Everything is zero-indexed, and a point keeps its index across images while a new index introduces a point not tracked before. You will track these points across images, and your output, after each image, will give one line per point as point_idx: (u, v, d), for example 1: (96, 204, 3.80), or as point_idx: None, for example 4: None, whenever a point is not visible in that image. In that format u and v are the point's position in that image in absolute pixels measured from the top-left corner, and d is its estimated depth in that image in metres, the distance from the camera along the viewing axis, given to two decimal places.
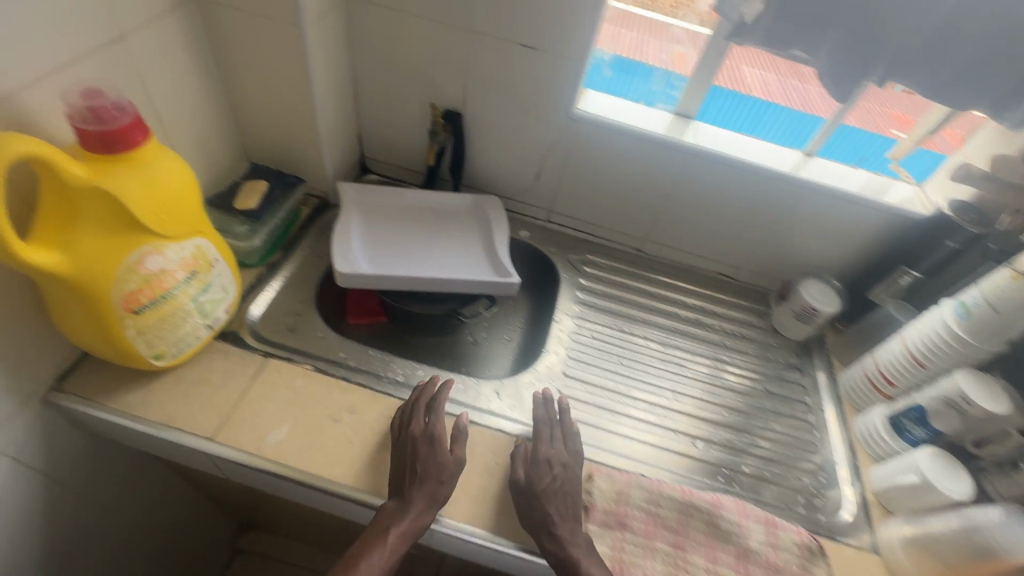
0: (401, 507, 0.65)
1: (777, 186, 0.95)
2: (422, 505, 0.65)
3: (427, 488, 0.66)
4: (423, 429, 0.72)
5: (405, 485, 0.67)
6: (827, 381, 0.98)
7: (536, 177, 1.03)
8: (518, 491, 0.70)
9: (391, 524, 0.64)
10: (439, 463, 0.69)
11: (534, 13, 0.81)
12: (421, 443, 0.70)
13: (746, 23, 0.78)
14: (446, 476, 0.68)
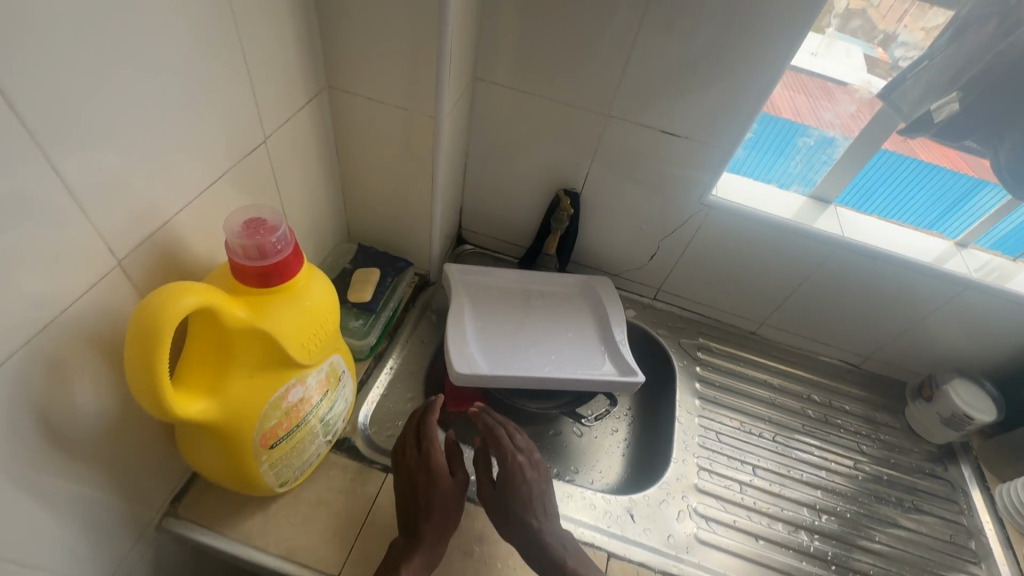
0: (410, 545, 0.60)
1: (933, 283, 0.85)
2: (429, 546, 0.61)
3: (431, 521, 0.63)
4: (418, 457, 0.68)
5: (411, 518, 0.63)
6: (981, 495, 0.88)
7: (650, 257, 0.97)
8: (487, 502, 0.67)
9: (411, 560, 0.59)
10: (443, 493, 0.65)
11: (681, 99, 0.75)
12: (420, 471, 0.67)
13: (933, 119, 0.73)
14: (451, 504, 0.65)
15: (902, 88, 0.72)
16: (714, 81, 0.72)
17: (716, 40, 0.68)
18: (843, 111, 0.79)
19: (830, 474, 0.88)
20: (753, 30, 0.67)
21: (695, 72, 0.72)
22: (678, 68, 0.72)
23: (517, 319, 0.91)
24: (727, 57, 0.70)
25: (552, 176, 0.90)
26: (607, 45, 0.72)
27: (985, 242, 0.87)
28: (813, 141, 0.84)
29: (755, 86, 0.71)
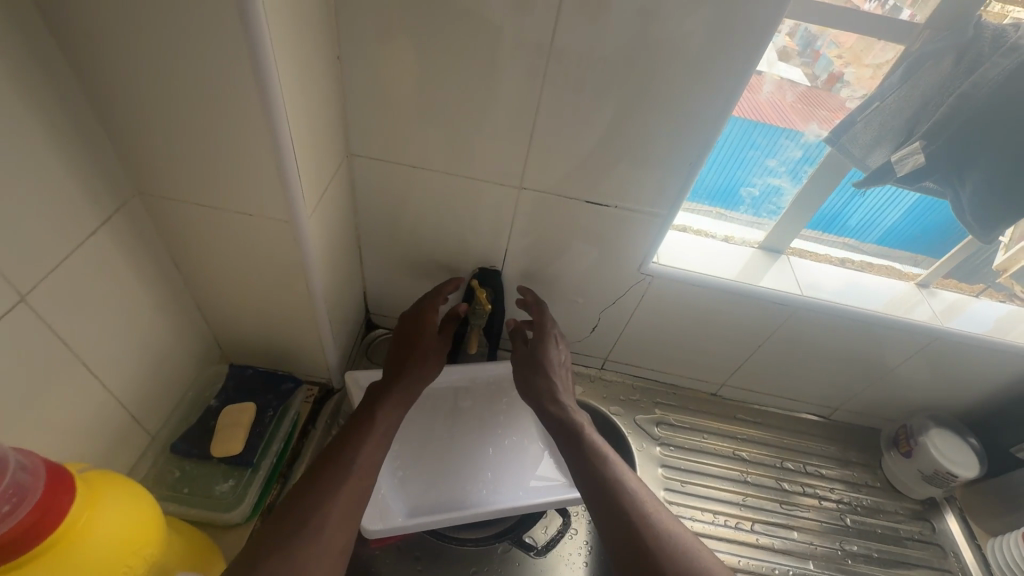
0: (371, 414, 0.62)
1: (903, 334, 0.77)
2: (384, 431, 0.61)
3: (405, 380, 0.66)
4: (414, 313, 0.73)
5: (393, 381, 0.66)
6: (973, 555, 0.80)
7: (592, 329, 0.83)
8: (519, 363, 0.73)
9: (388, 411, 0.63)
10: (426, 340, 0.70)
11: (601, 165, 0.62)
12: (411, 322, 0.72)
13: (895, 171, 0.62)
14: (429, 361, 0.69)
15: (854, 131, 0.61)
16: (636, 143, 0.60)
17: (632, 99, 0.56)
18: (788, 157, 0.68)
19: (818, 563, 0.78)
20: (674, 85, 0.54)
21: (612, 134, 0.59)
22: (592, 131, 0.59)
23: (444, 429, 0.75)
24: (648, 116, 0.57)
25: (465, 253, 0.75)
26: (502, 110, 0.58)
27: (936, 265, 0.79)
28: (758, 191, 0.73)
29: (685, 146, 0.59)
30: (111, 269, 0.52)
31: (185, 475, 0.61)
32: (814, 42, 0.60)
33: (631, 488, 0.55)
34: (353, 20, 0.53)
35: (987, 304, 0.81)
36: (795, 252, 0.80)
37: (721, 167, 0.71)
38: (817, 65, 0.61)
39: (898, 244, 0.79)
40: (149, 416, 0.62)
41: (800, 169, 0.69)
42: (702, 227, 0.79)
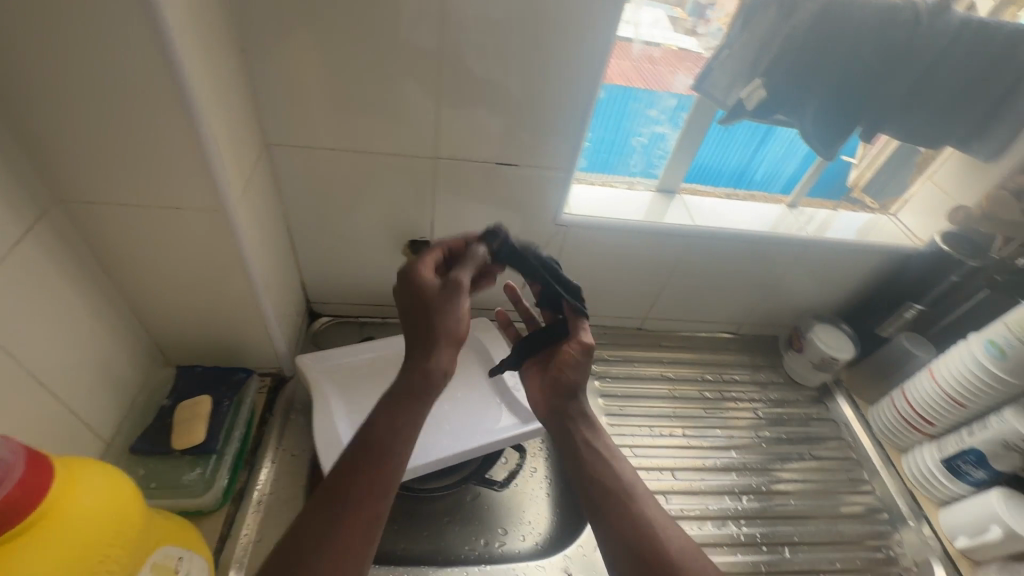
0: (378, 419, 0.50)
1: (780, 248, 0.90)
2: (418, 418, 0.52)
3: (418, 348, 0.55)
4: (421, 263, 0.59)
5: (404, 375, 0.53)
6: (859, 423, 0.96)
7: (522, 284, 0.92)
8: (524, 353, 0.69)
9: (405, 409, 0.51)
10: (431, 302, 0.56)
11: (506, 129, 0.69)
12: (418, 280, 0.58)
13: (745, 108, 0.73)
14: (445, 320, 0.55)
15: (710, 77, 0.72)
16: (532, 105, 0.67)
17: (523, 64, 0.63)
18: (665, 106, 0.78)
19: (740, 451, 0.91)
20: (556, 48, 0.62)
21: (510, 100, 0.66)
22: (491, 97, 0.66)
23: (400, 394, 0.81)
24: (540, 79, 0.64)
25: (395, 229, 0.80)
26: (408, 86, 0.64)
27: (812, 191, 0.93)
28: (646, 139, 0.83)
29: (574, 104, 0.67)
30: (43, 277, 0.52)
31: (148, 472, 0.62)
32: (704, 12, 0.73)
33: (635, 479, 0.54)
34: (249, 13, 0.56)
35: (847, 216, 0.95)
36: (686, 191, 0.92)
37: (605, 124, 0.80)
38: (710, 32, 0.73)
39: (776, 182, 0.93)
40: (101, 424, 0.62)
41: (677, 115, 0.80)
42: (608, 180, 0.88)
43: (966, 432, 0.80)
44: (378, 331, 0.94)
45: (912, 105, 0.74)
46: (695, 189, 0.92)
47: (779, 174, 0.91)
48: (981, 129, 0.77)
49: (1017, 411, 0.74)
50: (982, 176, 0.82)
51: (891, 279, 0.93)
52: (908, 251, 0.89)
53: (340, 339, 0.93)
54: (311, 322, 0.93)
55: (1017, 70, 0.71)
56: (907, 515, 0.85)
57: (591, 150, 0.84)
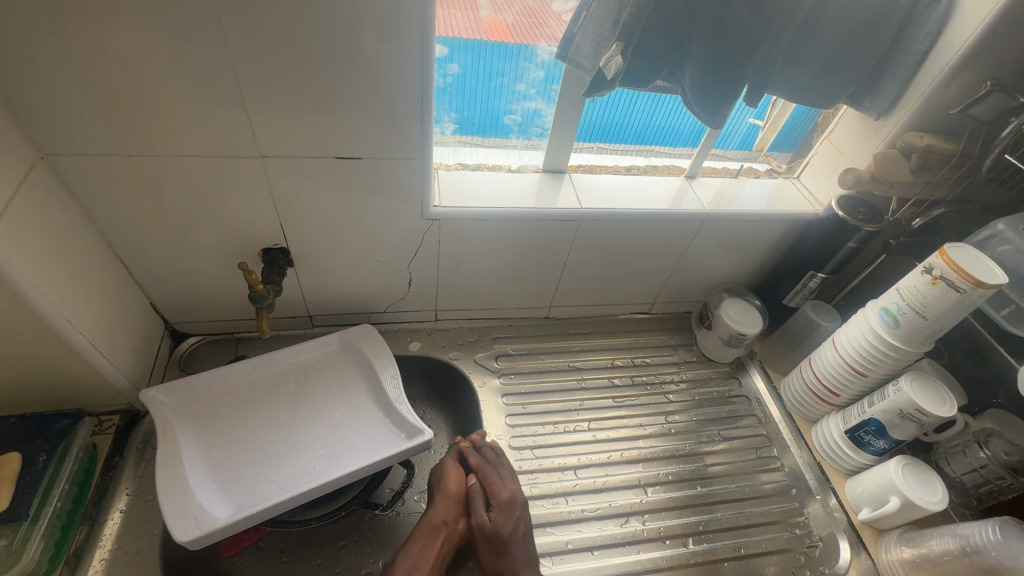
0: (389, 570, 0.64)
1: (677, 225, 0.84)
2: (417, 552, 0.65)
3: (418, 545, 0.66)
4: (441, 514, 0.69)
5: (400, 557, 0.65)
6: (772, 397, 0.93)
7: (408, 284, 0.85)
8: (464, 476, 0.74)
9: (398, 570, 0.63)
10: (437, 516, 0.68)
11: (336, 117, 0.60)
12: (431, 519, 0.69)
13: (607, 78, 0.64)
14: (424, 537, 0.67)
15: (576, 44, 0.63)
16: (360, 90, 0.58)
17: (336, 39, 0.54)
18: (533, 79, 0.71)
19: (648, 440, 0.87)
20: (367, 20, 0.53)
21: (330, 84, 0.57)
22: (311, 81, 0.57)
23: (271, 417, 0.73)
24: (359, 57, 0.56)
25: (241, 237, 0.71)
26: (199, 75, 0.54)
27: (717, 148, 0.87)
28: (520, 116, 0.76)
29: (408, 84, 0.59)
30: None
31: None
32: None
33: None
34: None
35: (755, 183, 0.90)
36: (576, 170, 0.85)
37: (462, 104, 0.72)
38: None
39: (673, 148, 0.87)
40: None
41: (549, 88, 0.72)
42: (500, 161, 0.81)
43: (868, 402, 0.78)
44: (256, 347, 0.86)
45: (794, 62, 0.68)
46: (598, 147, 0.85)
47: (679, 131, 0.84)
48: (870, 83, 0.72)
49: (911, 378, 0.73)
50: (875, 136, 0.77)
51: (795, 247, 0.90)
52: (808, 217, 0.85)
53: (211, 360, 0.84)
54: (176, 343, 0.83)
55: (896, 18, 0.65)
56: (814, 488, 0.83)
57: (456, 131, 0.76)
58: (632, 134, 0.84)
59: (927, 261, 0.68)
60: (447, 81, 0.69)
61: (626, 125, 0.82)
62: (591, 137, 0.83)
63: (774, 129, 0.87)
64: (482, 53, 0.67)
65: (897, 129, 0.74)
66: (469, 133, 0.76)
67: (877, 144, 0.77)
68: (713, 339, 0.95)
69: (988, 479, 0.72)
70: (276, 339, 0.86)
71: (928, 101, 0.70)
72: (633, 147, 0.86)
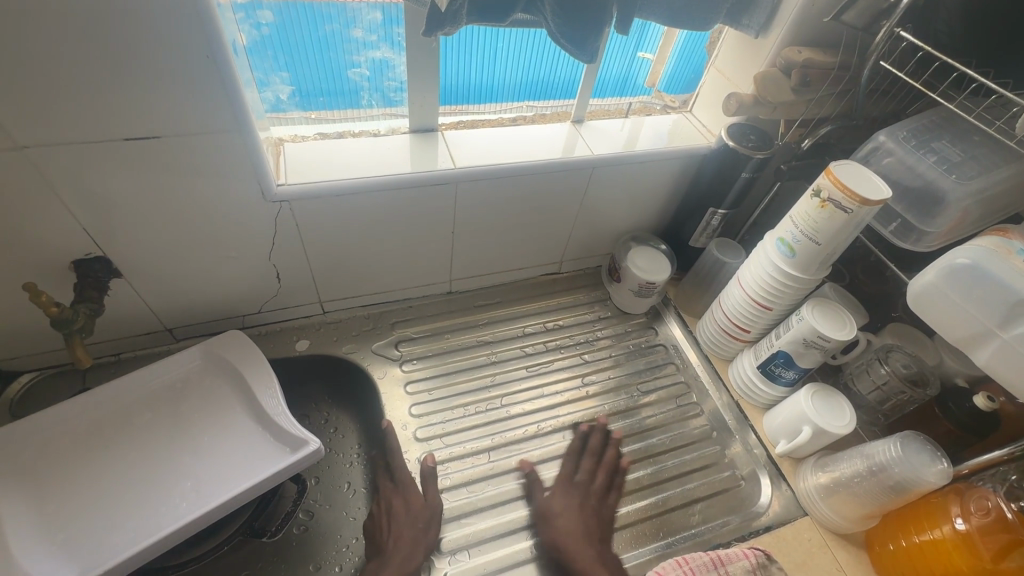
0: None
1: (568, 176, 0.78)
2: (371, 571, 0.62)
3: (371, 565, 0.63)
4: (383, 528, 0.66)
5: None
6: (689, 341, 0.91)
7: (277, 278, 0.74)
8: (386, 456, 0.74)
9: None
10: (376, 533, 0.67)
11: (109, 87, 0.48)
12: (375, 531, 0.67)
13: (443, 12, 0.54)
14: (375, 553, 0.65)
15: None
16: (128, 49, 0.46)
17: None
18: (370, 23, 0.61)
19: (566, 408, 0.82)
20: None
21: (81, 45, 0.45)
22: (52, 45, 0.44)
23: (123, 457, 0.63)
24: (109, 9, 0.44)
25: (37, 250, 0.58)
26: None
27: (604, 90, 0.81)
28: (367, 69, 0.66)
29: (190, 35, 0.47)
30: None
31: None
32: None
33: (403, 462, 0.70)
34: None
35: (648, 121, 0.84)
36: (450, 127, 0.76)
37: (291, 61, 0.61)
38: None
39: (564, 94, 0.80)
40: None
41: (392, 33, 0.62)
42: (361, 126, 0.72)
43: (775, 335, 0.76)
44: (108, 375, 0.73)
45: None
46: (526, 107, 0.80)
47: (570, 74, 0.77)
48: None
49: (812, 306, 0.71)
50: (756, 58, 0.72)
51: (693, 185, 0.85)
52: (702, 151, 0.81)
53: (50, 400, 0.71)
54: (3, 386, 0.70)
55: None
56: (733, 428, 0.82)
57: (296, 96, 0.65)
58: (513, 82, 0.76)
59: (815, 183, 0.65)
60: (264, 33, 0.57)
61: (530, 74, 0.75)
62: (460, 87, 0.74)
63: (662, 63, 0.81)
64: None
65: (776, 46, 0.69)
66: (313, 93, 0.66)
67: (757, 65, 0.72)
68: (624, 292, 0.91)
69: (891, 394, 0.72)
70: (132, 362, 0.75)
71: (802, 11, 0.66)
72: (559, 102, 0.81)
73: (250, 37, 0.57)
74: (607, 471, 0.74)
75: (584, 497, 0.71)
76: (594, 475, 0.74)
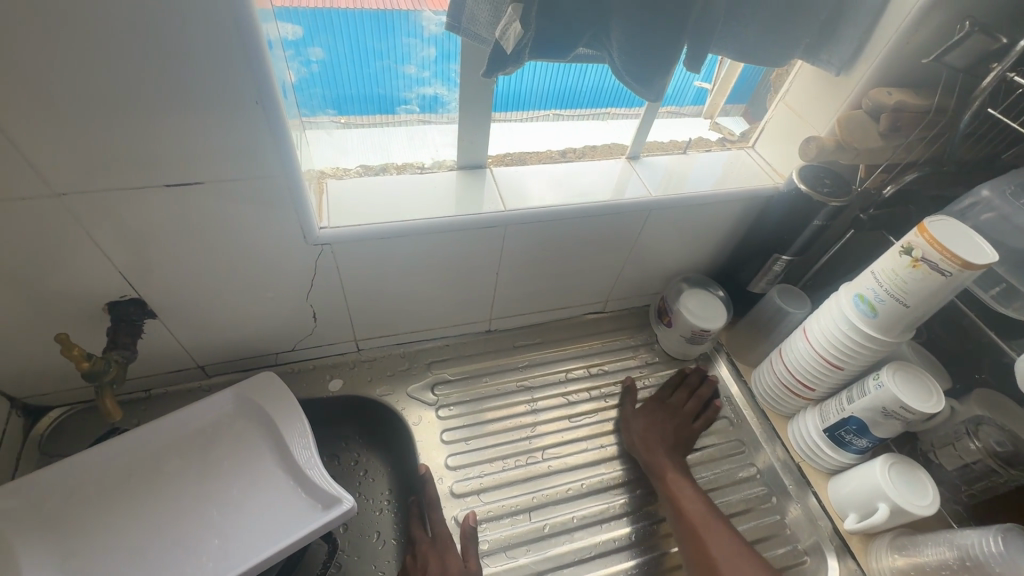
0: None
1: (622, 217, 0.73)
2: None
3: None
4: None
5: None
6: (741, 392, 0.85)
7: (314, 317, 0.71)
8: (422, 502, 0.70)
9: None
10: None
11: (152, 133, 0.45)
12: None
13: (507, 53, 0.50)
14: None
15: (469, 10, 0.49)
16: (176, 95, 0.43)
17: (120, 34, 0.39)
18: (424, 58, 0.57)
19: (611, 463, 0.77)
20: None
21: (128, 91, 0.42)
22: (99, 92, 0.41)
23: (151, 508, 0.60)
24: (159, 56, 0.41)
25: (73, 291, 0.56)
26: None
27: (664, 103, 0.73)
28: (418, 105, 0.62)
29: (241, 81, 0.44)
30: None
31: None
32: None
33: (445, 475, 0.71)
34: None
35: (707, 157, 0.78)
36: (498, 162, 0.72)
37: (339, 96, 0.58)
38: None
39: (607, 104, 0.72)
40: None
41: (446, 68, 0.59)
42: (405, 159, 0.68)
43: (845, 398, 0.70)
44: (138, 414, 0.71)
45: (737, 17, 0.56)
46: (554, 114, 0.72)
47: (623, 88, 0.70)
48: (828, 34, 0.61)
49: (892, 370, 0.65)
50: (835, 97, 0.66)
51: (755, 228, 0.80)
52: (768, 193, 0.75)
53: (80, 438, 0.69)
54: (34, 422, 0.68)
55: None
56: (792, 492, 0.76)
57: (335, 116, 0.62)
58: (556, 97, 0.69)
59: (905, 239, 0.59)
60: (313, 70, 0.54)
61: (572, 84, 0.68)
62: (504, 112, 0.69)
63: (722, 91, 0.75)
64: (351, 30, 0.52)
65: (861, 87, 0.64)
66: (353, 107, 0.61)
67: (837, 106, 0.67)
68: (674, 337, 0.86)
69: (980, 474, 0.65)
70: (163, 399, 0.72)
71: (894, 51, 0.60)
72: (601, 110, 0.73)
73: (298, 74, 0.54)
74: (700, 401, 0.81)
75: (673, 416, 0.79)
76: (685, 402, 0.81)
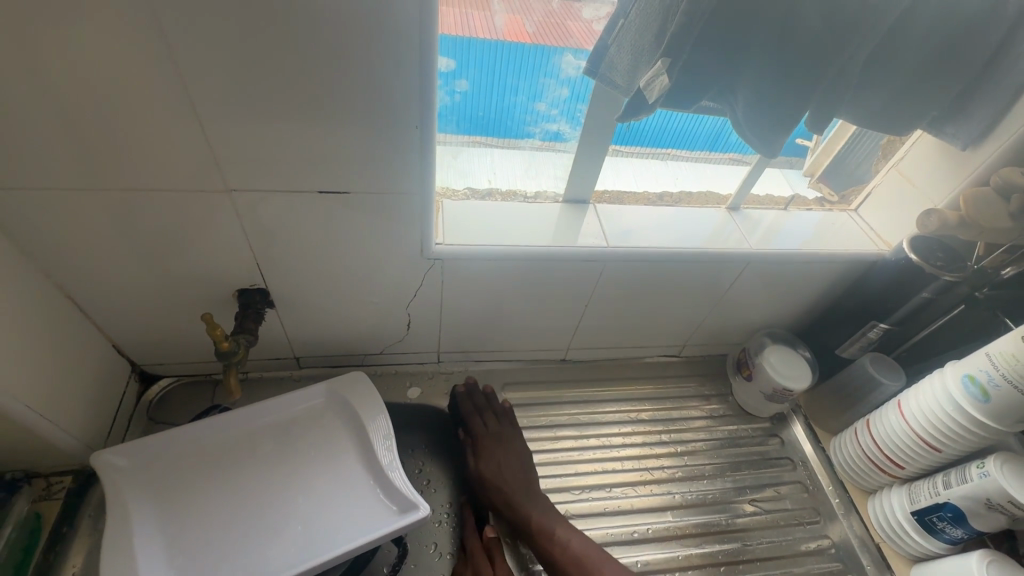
0: None
1: (719, 266, 0.73)
2: None
3: None
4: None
5: None
6: (819, 459, 0.82)
7: (408, 326, 0.75)
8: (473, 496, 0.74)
9: None
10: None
11: (317, 144, 0.50)
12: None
13: (647, 101, 0.53)
14: None
15: (609, 59, 0.52)
16: (347, 114, 0.48)
17: (315, 59, 0.44)
18: (556, 97, 0.61)
19: (677, 511, 0.76)
20: (353, 29, 0.43)
21: (309, 107, 0.47)
22: (285, 105, 0.47)
23: (243, 485, 0.64)
24: (341, 78, 0.46)
25: (212, 276, 0.61)
26: (142, 96, 0.44)
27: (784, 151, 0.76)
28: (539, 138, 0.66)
29: (404, 107, 0.49)
30: None
31: None
32: None
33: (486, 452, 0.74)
34: None
35: (807, 215, 0.78)
36: (600, 199, 0.74)
37: (471, 125, 0.63)
38: None
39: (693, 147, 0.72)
40: None
41: (574, 108, 0.62)
42: (512, 186, 0.71)
43: (941, 482, 0.66)
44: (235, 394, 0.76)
45: (868, 86, 0.57)
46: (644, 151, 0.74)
47: (699, 134, 0.70)
48: (959, 108, 0.61)
49: (1000, 460, 0.61)
50: (958, 170, 0.66)
51: (852, 292, 0.78)
52: (871, 258, 0.73)
53: (182, 408, 0.74)
54: (146, 387, 0.74)
55: (999, 29, 0.53)
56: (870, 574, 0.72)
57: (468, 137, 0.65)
58: (657, 137, 0.71)
59: None
60: (455, 100, 0.59)
61: (671, 126, 0.69)
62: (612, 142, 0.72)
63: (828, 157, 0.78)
64: (497, 66, 0.56)
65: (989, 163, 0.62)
66: (480, 129, 0.63)
67: (961, 178, 0.66)
68: (751, 390, 0.84)
69: None
70: (258, 384, 0.77)
71: None
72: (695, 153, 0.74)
73: (442, 101, 0.59)
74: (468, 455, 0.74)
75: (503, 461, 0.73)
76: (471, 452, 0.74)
